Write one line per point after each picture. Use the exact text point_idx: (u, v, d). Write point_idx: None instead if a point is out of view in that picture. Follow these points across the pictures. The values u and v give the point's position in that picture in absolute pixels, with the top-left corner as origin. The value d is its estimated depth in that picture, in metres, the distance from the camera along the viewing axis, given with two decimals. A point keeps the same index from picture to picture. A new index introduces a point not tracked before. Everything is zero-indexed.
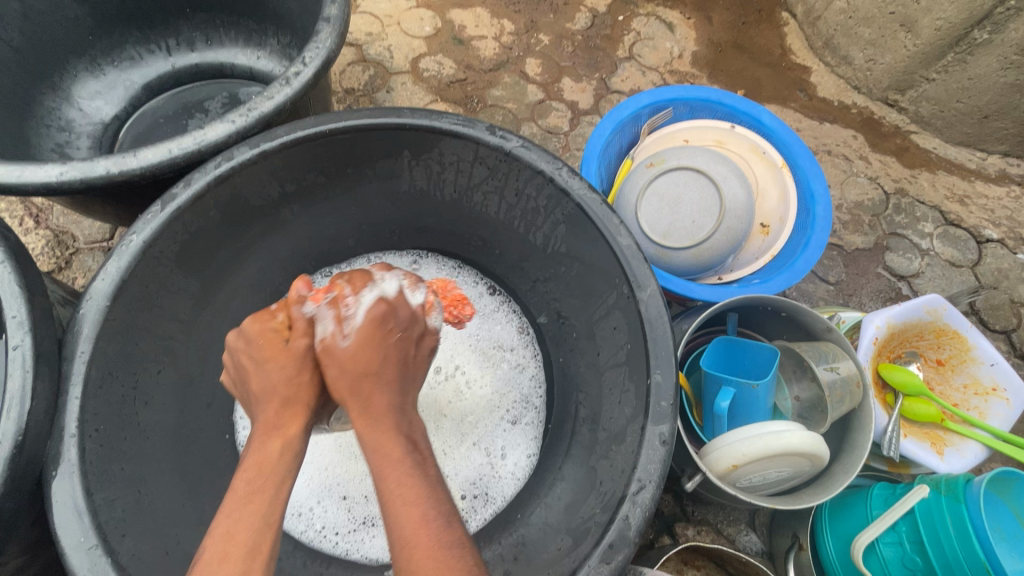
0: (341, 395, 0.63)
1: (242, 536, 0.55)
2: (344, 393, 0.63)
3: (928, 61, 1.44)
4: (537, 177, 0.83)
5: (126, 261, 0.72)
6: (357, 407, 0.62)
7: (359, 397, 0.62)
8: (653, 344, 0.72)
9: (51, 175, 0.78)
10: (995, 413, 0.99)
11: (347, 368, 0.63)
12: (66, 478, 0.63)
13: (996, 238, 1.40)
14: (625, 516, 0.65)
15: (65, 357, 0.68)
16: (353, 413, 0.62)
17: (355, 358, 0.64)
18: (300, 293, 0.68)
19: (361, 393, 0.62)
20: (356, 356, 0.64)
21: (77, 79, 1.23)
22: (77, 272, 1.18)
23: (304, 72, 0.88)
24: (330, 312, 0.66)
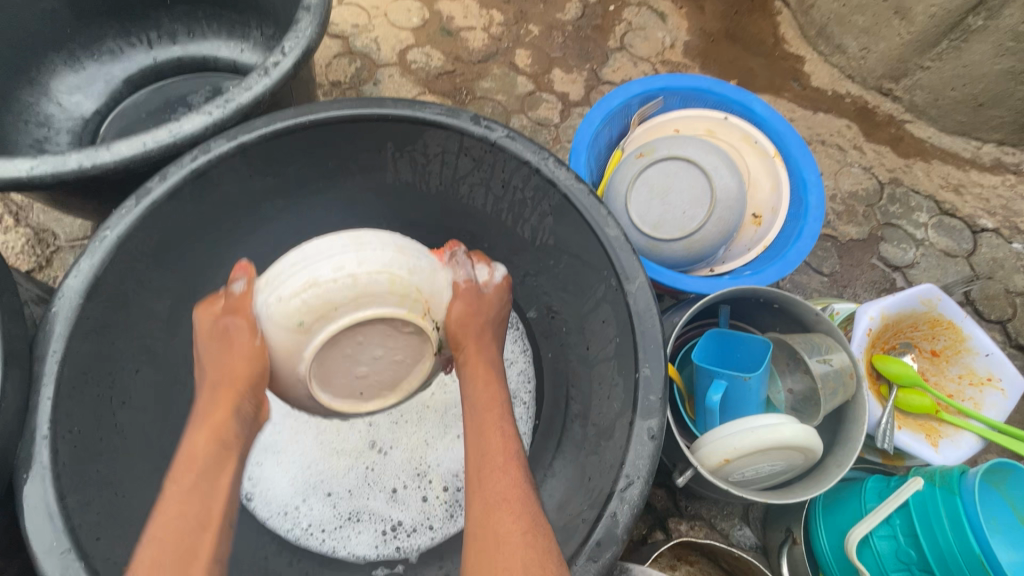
0: (460, 338, 0.80)
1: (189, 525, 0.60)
2: (470, 335, 0.79)
3: (922, 49, 1.43)
4: (523, 167, 0.81)
5: (99, 257, 0.70)
6: (477, 346, 0.79)
7: (484, 339, 0.80)
8: (641, 337, 0.71)
9: (22, 169, 0.76)
10: (991, 404, 0.97)
11: (472, 317, 0.80)
12: (38, 481, 0.61)
13: (991, 227, 1.38)
14: (613, 512, 0.63)
15: (38, 357, 0.66)
16: (468, 350, 0.79)
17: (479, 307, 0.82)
18: (237, 275, 0.77)
19: (484, 338, 0.80)
20: (489, 300, 0.83)
21: (56, 73, 1.20)
22: (58, 270, 1.16)
23: (284, 62, 0.86)
24: (458, 262, 0.83)
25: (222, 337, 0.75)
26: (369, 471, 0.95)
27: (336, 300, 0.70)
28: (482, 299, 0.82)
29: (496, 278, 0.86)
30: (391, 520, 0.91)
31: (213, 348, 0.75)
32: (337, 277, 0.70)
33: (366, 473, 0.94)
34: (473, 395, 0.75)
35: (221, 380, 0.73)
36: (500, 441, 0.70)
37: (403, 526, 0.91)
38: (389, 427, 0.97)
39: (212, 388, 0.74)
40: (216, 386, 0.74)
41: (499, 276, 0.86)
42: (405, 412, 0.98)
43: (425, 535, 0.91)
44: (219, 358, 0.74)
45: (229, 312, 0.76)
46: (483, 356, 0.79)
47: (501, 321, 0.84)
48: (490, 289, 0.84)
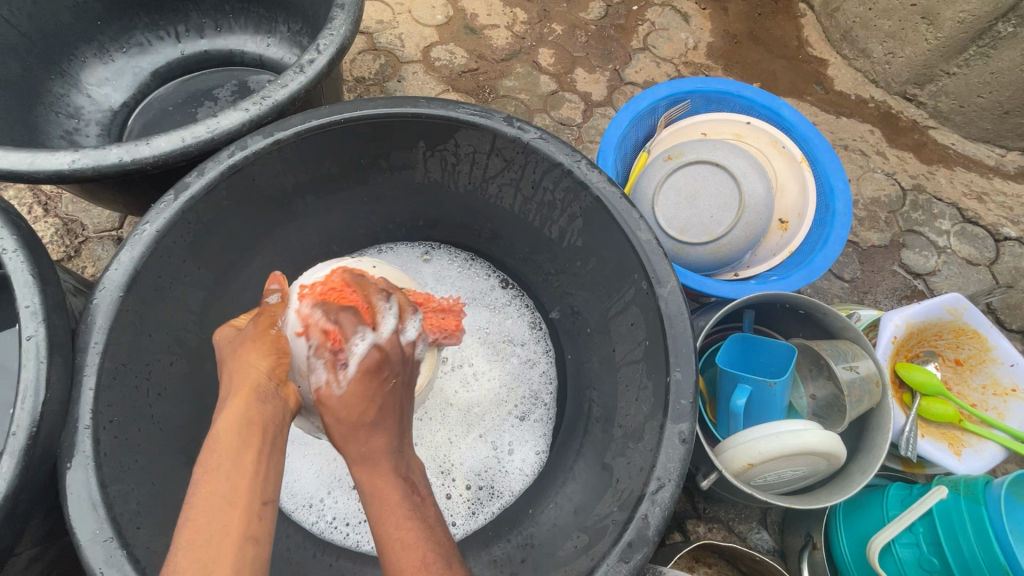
0: (340, 443, 0.64)
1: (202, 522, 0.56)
2: (342, 442, 0.63)
3: (949, 55, 1.42)
4: (555, 169, 0.82)
5: (139, 250, 0.71)
6: (355, 452, 0.62)
7: (358, 445, 0.62)
8: (672, 341, 0.71)
9: (63, 163, 0.77)
10: (1014, 415, 0.97)
11: (345, 419, 0.63)
12: (81, 469, 0.62)
13: (1014, 236, 1.37)
14: (644, 515, 0.64)
15: (79, 348, 0.67)
16: (351, 461, 0.63)
17: (353, 407, 0.63)
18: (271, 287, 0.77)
19: (359, 445, 0.62)
20: (352, 406, 0.63)
21: (86, 65, 1.21)
22: (86, 261, 1.17)
23: (318, 60, 0.86)
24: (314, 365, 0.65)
25: (239, 341, 0.71)
26: None
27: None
28: (340, 405, 0.63)
29: (351, 372, 0.63)
30: None
31: (232, 343, 0.72)
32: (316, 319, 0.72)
33: None
34: (361, 490, 0.61)
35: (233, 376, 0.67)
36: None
37: None
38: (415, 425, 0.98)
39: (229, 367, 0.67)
40: (235, 373, 0.68)
41: (354, 370, 0.63)
42: (429, 410, 0.99)
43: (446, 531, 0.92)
44: (237, 351, 0.70)
45: (255, 318, 0.75)
46: (364, 467, 0.62)
47: (376, 422, 0.63)
48: (346, 391, 0.63)
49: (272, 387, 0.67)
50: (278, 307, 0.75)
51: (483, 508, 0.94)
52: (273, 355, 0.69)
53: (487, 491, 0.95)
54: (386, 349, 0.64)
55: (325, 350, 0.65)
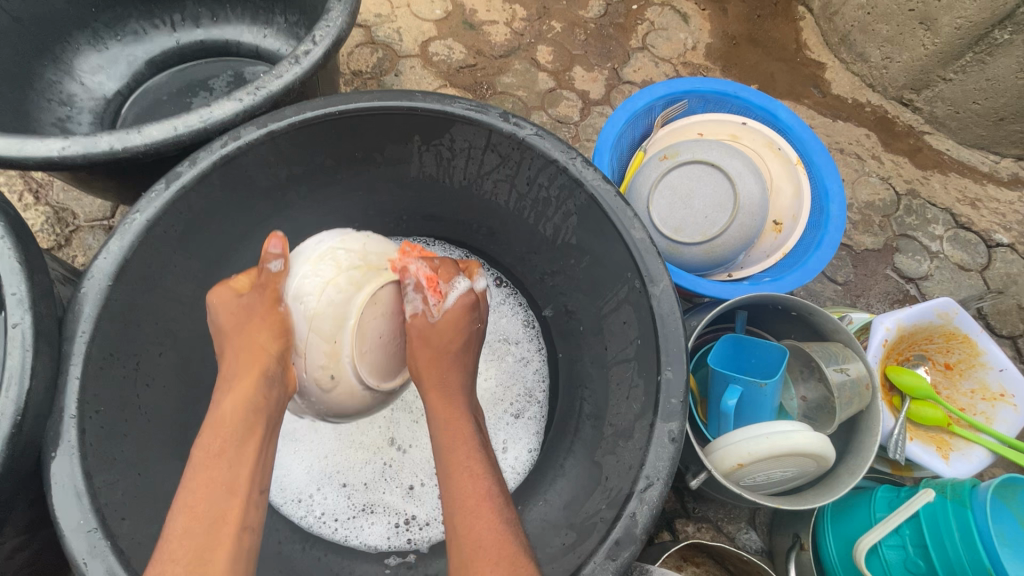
0: (422, 364, 0.79)
1: None
2: (424, 365, 0.79)
3: (945, 61, 1.42)
4: (550, 166, 0.81)
5: (129, 240, 0.71)
6: (437, 377, 0.79)
7: (438, 370, 0.79)
8: (664, 340, 0.71)
9: (53, 150, 0.76)
10: (1002, 419, 0.98)
11: (435, 343, 0.80)
12: (65, 459, 0.62)
13: (1006, 242, 1.38)
14: (632, 513, 0.64)
15: (66, 337, 0.66)
16: (429, 381, 0.79)
17: (443, 335, 0.80)
18: (271, 251, 0.75)
19: (441, 368, 0.79)
20: (442, 332, 0.80)
21: (79, 52, 1.20)
22: (77, 250, 1.16)
23: (314, 51, 0.86)
24: (411, 291, 0.80)
25: (247, 312, 0.74)
26: (387, 467, 0.95)
27: (342, 303, 0.76)
28: (434, 330, 0.80)
29: (450, 304, 0.80)
30: (404, 514, 0.92)
31: (237, 315, 0.74)
32: (321, 291, 0.76)
33: (383, 468, 0.95)
34: (436, 422, 0.76)
35: (246, 352, 0.72)
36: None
37: (416, 520, 0.92)
38: (409, 425, 0.98)
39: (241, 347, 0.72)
40: (242, 352, 0.72)
41: (453, 303, 0.80)
42: None
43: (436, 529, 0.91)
44: (245, 324, 0.73)
45: (260, 288, 0.75)
46: (443, 395, 0.78)
47: (459, 352, 0.81)
48: (442, 320, 0.80)
49: (278, 368, 0.73)
50: (282, 277, 0.76)
51: None
52: (283, 337, 0.74)
53: None
54: (477, 295, 0.83)
55: (425, 285, 0.80)
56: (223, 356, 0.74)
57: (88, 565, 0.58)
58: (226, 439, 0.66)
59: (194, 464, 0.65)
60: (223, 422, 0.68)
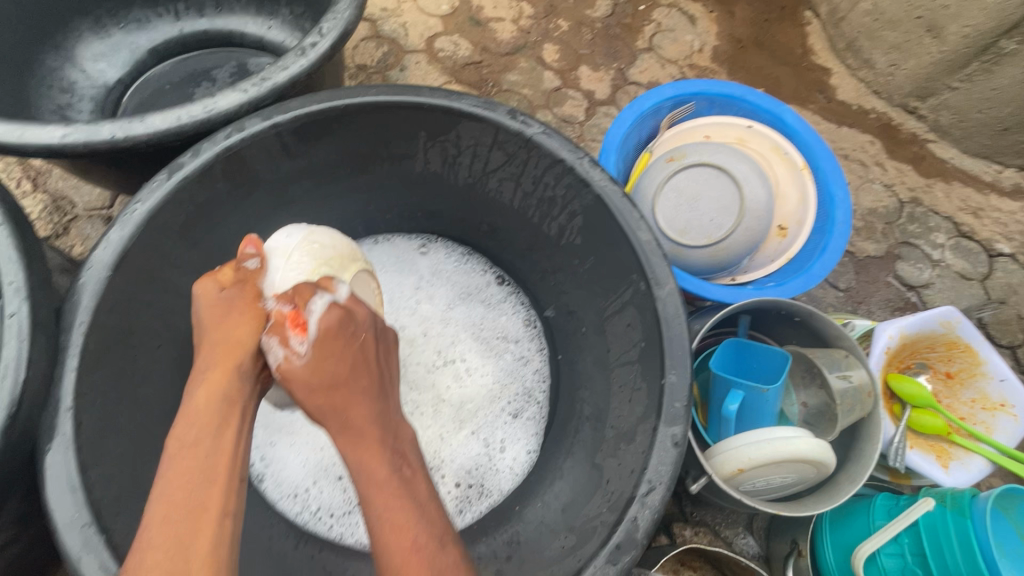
0: (319, 408, 0.65)
1: (187, 508, 0.55)
2: (321, 410, 0.64)
3: (952, 69, 1.42)
4: (557, 165, 0.81)
5: (129, 230, 0.70)
6: (337, 419, 0.64)
7: (334, 412, 0.64)
8: (668, 343, 0.71)
9: (54, 137, 0.75)
10: (1002, 429, 0.98)
11: (312, 383, 0.64)
12: (60, 452, 0.61)
13: (1007, 252, 1.38)
14: (633, 517, 0.64)
15: (63, 327, 0.65)
16: (332, 430, 0.64)
17: (315, 371, 0.65)
18: (247, 251, 0.74)
19: (336, 404, 0.64)
20: (317, 369, 0.64)
21: (81, 39, 1.19)
22: (75, 239, 1.15)
23: (321, 44, 0.85)
24: (272, 342, 0.67)
25: (229, 306, 0.70)
26: None
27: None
28: (305, 373, 0.64)
29: (313, 334, 0.66)
30: None
31: (218, 309, 0.69)
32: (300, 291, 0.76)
33: None
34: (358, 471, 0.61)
35: (226, 344, 0.67)
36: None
37: None
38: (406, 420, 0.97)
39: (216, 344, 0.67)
40: (217, 347, 0.67)
41: (316, 329, 0.66)
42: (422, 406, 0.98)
43: None
44: (226, 318, 0.69)
45: (240, 283, 0.72)
46: (352, 438, 0.63)
47: (347, 378, 0.65)
48: (308, 358, 0.65)
49: (255, 367, 0.67)
50: (260, 274, 0.75)
51: (470, 507, 0.93)
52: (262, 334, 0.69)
53: (477, 489, 0.94)
54: (342, 307, 0.68)
55: (281, 327, 0.67)
56: (199, 351, 0.68)
57: (82, 560, 0.57)
58: (231, 429, 0.62)
59: (169, 453, 0.59)
60: (196, 413, 0.62)
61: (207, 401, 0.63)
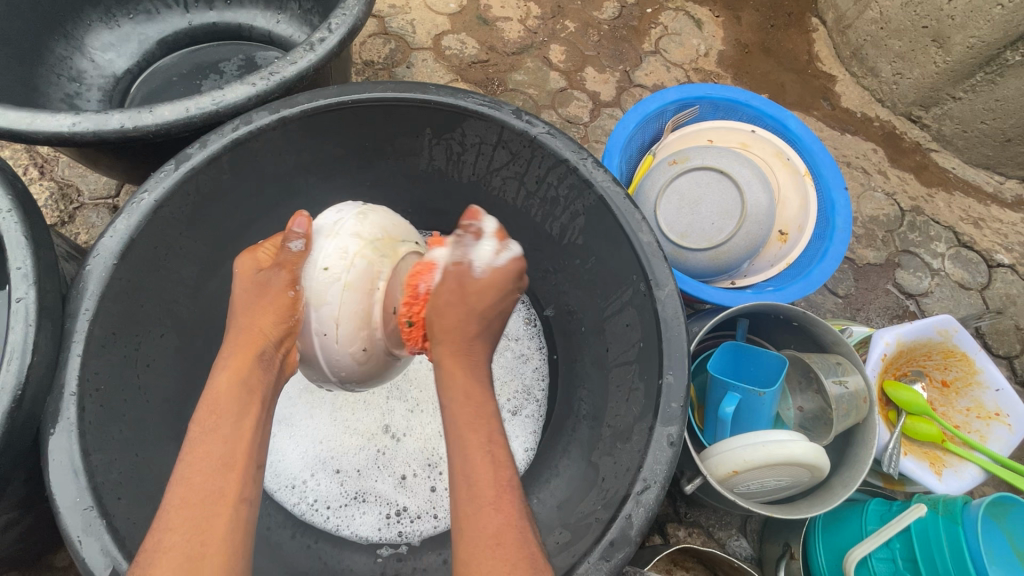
0: (447, 329, 0.71)
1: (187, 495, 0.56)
2: (448, 331, 0.71)
3: (956, 79, 1.42)
4: (561, 165, 0.81)
5: (136, 219, 0.71)
6: (461, 351, 0.70)
7: (467, 334, 0.71)
8: (667, 344, 0.71)
9: (63, 125, 0.75)
10: (996, 438, 0.99)
11: (472, 300, 0.71)
12: (63, 436, 0.61)
13: (1006, 263, 1.39)
14: (627, 515, 0.64)
15: (69, 314, 0.66)
16: (450, 348, 0.70)
17: (485, 291, 0.72)
18: (295, 230, 0.72)
19: (470, 332, 0.71)
20: (475, 290, 0.72)
21: (90, 29, 1.20)
22: (80, 227, 1.15)
23: (329, 39, 0.85)
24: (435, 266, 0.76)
25: (262, 287, 0.71)
26: (380, 455, 0.95)
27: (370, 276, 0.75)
28: (475, 286, 0.71)
29: (502, 264, 0.72)
30: (396, 505, 0.92)
31: (250, 293, 0.71)
32: (351, 262, 0.74)
33: (377, 456, 0.95)
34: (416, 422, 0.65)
35: (247, 331, 0.69)
36: (494, 442, 0.64)
37: (407, 511, 0.92)
38: (404, 415, 0.98)
39: (240, 334, 0.69)
40: (241, 334, 0.69)
41: (511, 262, 0.73)
42: (422, 401, 0.99)
43: (427, 523, 0.91)
44: (253, 304, 0.70)
45: (276, 266, 0.71)
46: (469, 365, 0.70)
47: (489, 321, 0.73)
48: (467, 286, 0.72)
49: (275, 351, 0.69)
50: (302, 258, 0.72)
51: None
52: (286, 322, 0.70)
53: None
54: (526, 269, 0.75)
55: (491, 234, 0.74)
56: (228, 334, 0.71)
57: (83, 543, 0.58)
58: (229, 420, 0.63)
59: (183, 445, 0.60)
60: (218, 400, 0.64)
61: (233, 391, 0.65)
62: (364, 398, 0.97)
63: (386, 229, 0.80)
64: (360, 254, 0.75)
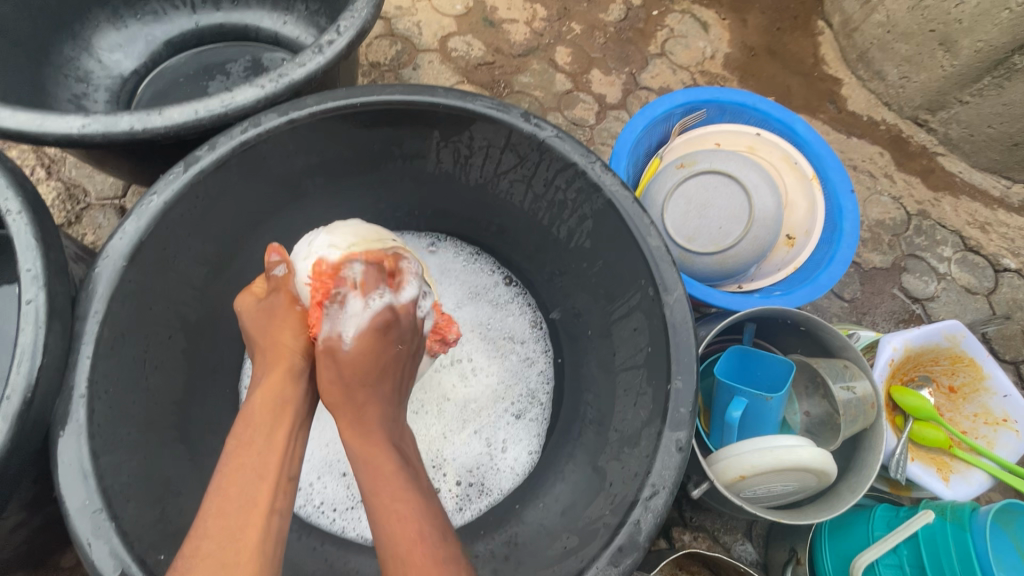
0: (335, 398, 0.70)
1: None
2: (339, 402, 0.70)
3: (963, 83, 1.42)
4: (569, 169, 0.81)
5: (145, 221, 0.71)
6: (352, 412, 0.69)
7: (353, 404, 0.69)
8: (675, 349, 0.71)
9: (73, 127, 0.75)
10: (1003, 444, 0.98)
11: (353, 371, 0.69)
12: (73, 438, 0.61)
13: (1013, 268, 1.38)
14: (636, 520, 0.64)
15: (79, 315, 0.66)
16: (344, 419, 0.70)
17: (358, 362, 0.69)
18: (273, 260, 0.75)
19: (356, 401, 0.69)
20: (353, 364, 0.69)
21: (98, 30, 1.20)
22: (87, 228, 1.15)
23: (338, 41, 0.86)
24: (328, 313, 0.71)
25: (268, 312, 0.75)
26: None
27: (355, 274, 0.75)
28: (347, 359, 0.69)
29: (359, 327, 0.70)
30: None
31: (257, 319, 0.75)
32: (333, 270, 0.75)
33: None
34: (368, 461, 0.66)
35: (274, 343, 0.73)
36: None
37: None
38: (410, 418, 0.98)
39: (263, 355, 0.73)
40: (266, 352, 0.73)
41: (369, 322, 0.70)
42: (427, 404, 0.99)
43: None
44: (268, 324, 0.74)
45: (272, 291, 0.76)
46: (362, 433, 0.69)
47: (375, 384, 0.71)
48: (354, 347, 0.69)
49: (303, 363, 0.73)
50: (290, 280, 0.76)
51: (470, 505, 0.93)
52: (306, 333, 0.74)
53: (477, 487, 0.95)
54: (405, 313, 0.73)
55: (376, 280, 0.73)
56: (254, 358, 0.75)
57: (92, 545, 0.58)
58: None
59: None
60: None
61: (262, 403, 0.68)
62: None
63: (362, 235, 0.78)
64: (332, 265, 0.74)
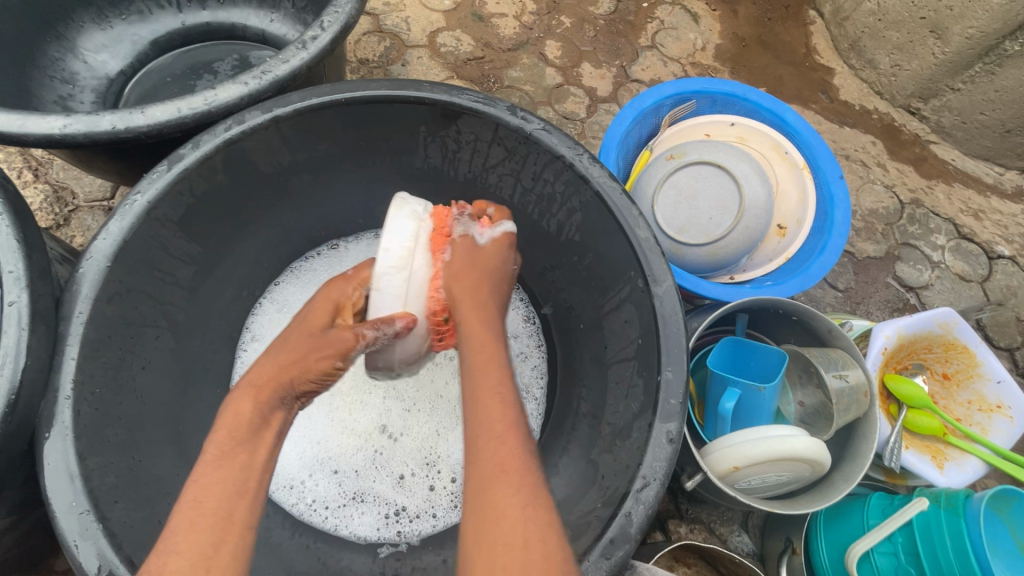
0: (458, 293, 0.73)
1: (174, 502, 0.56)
2: (465, 289, 0.73)
3: (954, 70, 1.41)
4: (556, 162, 0.81)
5: (129, 221, 0.70)
6: (473, 304, 0.72)
7: (477, 294, 0.73)
8: (664, 340, 0.71)
9: (54, 127, 0.75)
10: (998, 431, 0.98)
11: (477, 267, 0.75)
12: (59, 440, 0.61)
13: (1007, 255, 1.38)
14: (627, 512, 0.64)
15: (63, 317, 0.65)
16: (467, 306, 0.72)
17: (485, 258, 0.78)
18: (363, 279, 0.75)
19: (480, 297, 0.73)
20: (484, 256, 0.78)
21: (83, 30, 1.19)
22: (76, 230, 1.15)
23: (322, 37, 0.85)
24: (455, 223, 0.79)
25: (319, 339, 0.69)
26: (377, 455, 0.95)
27: None
28: (479, 250, 0.78)
29: (488, 234, 0.80)
30: (395, 505, 0.91)
31: (308, 338, 0.69)
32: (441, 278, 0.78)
33: (374, 456, 0.95)
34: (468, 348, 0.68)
35: (284, 361, 0.67)
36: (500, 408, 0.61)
37: (406, 511, 0.91)
38: (401, 414, 0.97)
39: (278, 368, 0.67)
40: (282, 370, 0.67)
41: (494, 234, 0.80)
42: (419, 401, 0.98)
43: (427, 522, 0.91)
44: (303, 350, 0.68)
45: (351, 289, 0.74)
46: (482, 314, 0.72)
47: (496, 280, 0.77)
48: (484, 243, 0.79)
49: (293, 399, 0.68)
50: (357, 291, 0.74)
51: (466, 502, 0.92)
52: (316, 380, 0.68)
53: None
54: (514, 238, 0.82)
55: (476, 217, 0.82)
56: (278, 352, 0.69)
57: (80, 547, 0.58)
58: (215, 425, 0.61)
59: None
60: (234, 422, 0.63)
61: (251, 409, 0.64)
62: (361, 397, 0.97)
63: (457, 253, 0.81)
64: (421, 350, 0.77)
